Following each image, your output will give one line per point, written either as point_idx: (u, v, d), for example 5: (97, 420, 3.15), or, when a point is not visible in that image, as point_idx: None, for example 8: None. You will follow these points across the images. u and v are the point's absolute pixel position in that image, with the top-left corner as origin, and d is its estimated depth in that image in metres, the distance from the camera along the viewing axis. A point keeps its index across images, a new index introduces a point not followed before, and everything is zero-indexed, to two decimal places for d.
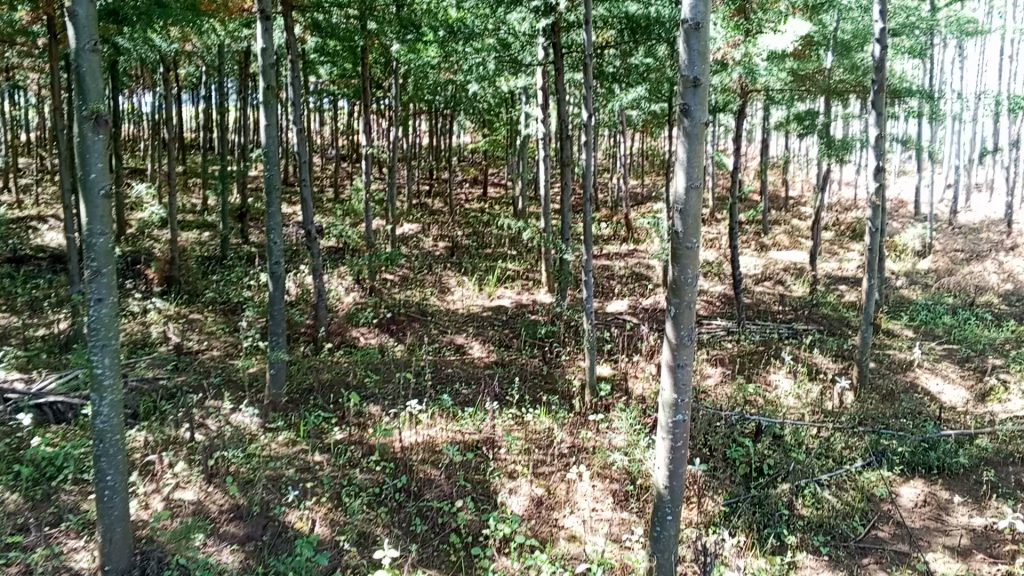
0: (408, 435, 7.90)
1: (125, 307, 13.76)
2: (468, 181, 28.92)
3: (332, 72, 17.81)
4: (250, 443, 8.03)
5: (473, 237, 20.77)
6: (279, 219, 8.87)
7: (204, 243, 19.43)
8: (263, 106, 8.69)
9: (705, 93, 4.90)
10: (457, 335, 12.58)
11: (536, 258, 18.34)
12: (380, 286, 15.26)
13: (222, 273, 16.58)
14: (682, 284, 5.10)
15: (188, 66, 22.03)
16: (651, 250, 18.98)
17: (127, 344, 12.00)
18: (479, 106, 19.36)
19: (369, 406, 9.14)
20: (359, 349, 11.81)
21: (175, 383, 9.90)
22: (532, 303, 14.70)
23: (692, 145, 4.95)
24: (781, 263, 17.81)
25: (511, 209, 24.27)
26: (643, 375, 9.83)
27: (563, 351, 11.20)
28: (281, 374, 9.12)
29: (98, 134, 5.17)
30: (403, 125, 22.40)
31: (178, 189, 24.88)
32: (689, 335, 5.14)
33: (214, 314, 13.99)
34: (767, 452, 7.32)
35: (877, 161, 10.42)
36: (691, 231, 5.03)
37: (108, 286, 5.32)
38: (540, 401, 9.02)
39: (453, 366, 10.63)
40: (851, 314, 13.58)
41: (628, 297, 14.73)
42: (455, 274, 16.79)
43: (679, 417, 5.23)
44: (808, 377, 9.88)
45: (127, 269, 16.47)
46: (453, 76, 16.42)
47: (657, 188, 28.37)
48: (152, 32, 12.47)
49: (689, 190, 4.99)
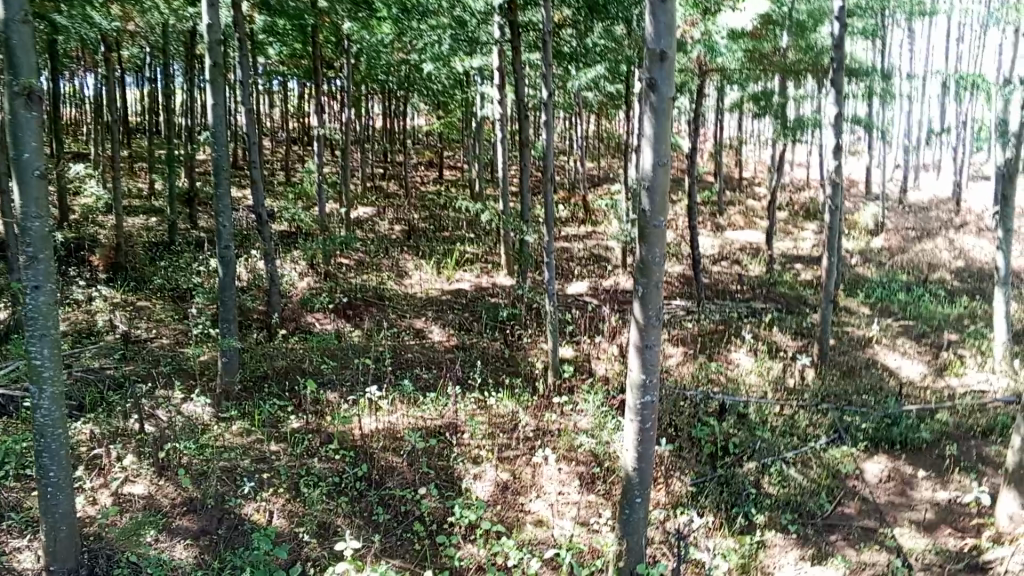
0: (369, 422, 7.70)
1: (69, 295, 13.26)
2: (423, 163, 28.59)
3: (282, 52, 17.34)
4: (203, 434, 7.76)
5: (430, 220, 20.53)
6: (229, 202, 8.55)
7: (151, 229, 18.86)
8: (210, 85, 8.32)
9: (671, 66, 4.76)
10: (416, 319, 12.37)
11: (494, 240, 18.16)
12: (336, 270, 14.96)
13: (171, 259, 16.09)
14: (650, 264, 4.97)
15: (131, 46, 21.29)
16: (609, 231, 18.94)
17: (72, 333, 11.56)
18: (433, 88, 19.06)
19: (328, 392, 8.91)
20: (315, 335, 11.55)
21: (123, 372, 9.55)
22: (492, 286, 14.55)
23: (659, 121, 4.81)
24: (738, 243, 17.91)
25: (467, 192, 24.05)
26: (606, 357, 9.75)
27: (524, 333, 11.06)
28: (234, 361, 8.83)
29: (32, 112, 4.84)
30: (355, 107, 21.97)
31: (123, 173, 24.12)
32: (657, 315, 5.02)
33: (163, 301, 13.56)
34: (733, 431, 7.28)
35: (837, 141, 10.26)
36: (658, 210, 4.90)
37: (46, 273, 5.03)
38: (502, 384, 8.88)
39: (412, 351, 10.43)
40: (808, 292, 13.70)
41: (588, 279, 14.65)
42: (412, 257, 16.55)
43: (648, 398, 5.11)
44: (768, 355, 9.91)
45: (70, 256, 15.89)
46: (407, 56, 16.08)
47: (612, 170, 28.37)
48: (92, 9, 11.96)
49: (657, 167, 4.86)
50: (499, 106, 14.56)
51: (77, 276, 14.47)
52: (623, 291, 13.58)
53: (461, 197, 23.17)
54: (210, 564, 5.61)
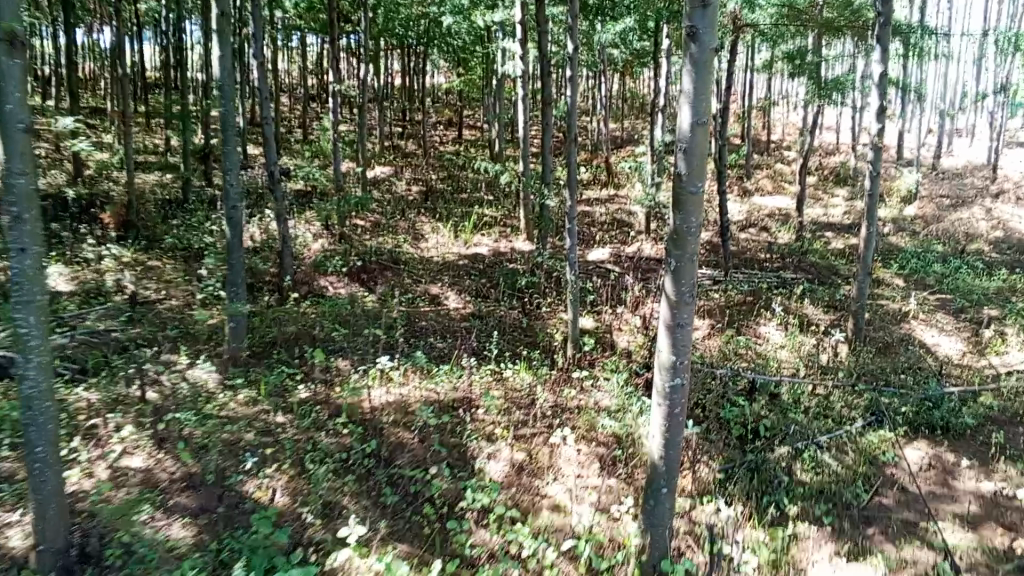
0: (378, 394, 7.34)
1: (79, 254, 12.98)
2: (442, 123, 28.08)
3: (298, 4, 16.80)
4: (207, 403, 7.45)
5: (449, 181, 20.07)
6: (236, 159, 8.12)
7: (165, 186, 18.53)
8: (216, 34, 7.86)
9: (715, 13, 4.25)
10: (431, 284, 12.00)
11: (514, 203, 17.72)
12: (351, 232, 14.58)
13: (184, 217, 15.77)
14: (684, 235, 4.49)
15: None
16: (632, 195, 18.40)
17: (79, 293, 11.27)
18: (454, 43, 18.48)
19: (338, 360, 8.57)
20: (328, 299, 11.21)
21: (128, 336, 9.27)
22: (510, 251, 14.13)
23: (700, 74, 4.31)
24: (765, 210, 17.31)
25: (487, 152, 23.56)
26: (628, 329, 9.34)
27: (543, 301, 10.66)
28: (241, 328, 8.49)
29: (14, 59, 4.40)
30: (373, 63, 21.43)
31: (138, 129, 23.81)
32: (690, 291, 4.57)
33: (174, 261, 13.27)
34: (763, 414, 6.88)
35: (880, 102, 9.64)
36: (696, 174, 4.41)
37: (31, 235, 4.61)
38: (520, 356, 8.50)
39: (427, 319, 10.06)
40: (840, 262, 13.17)
41: (610, 245, 14.18)
42: (429, 220, 16.13)
43: (677, 381, 4.69)
44: (799, 330, 9.47)
45: (82, 213, 15.62)
46: (426, 9, 15.50)
47: (636, 131, 27.69)
48: None
49: (695, 127, 4.37)
50: (521, 62, 13.99)
51: (88, 234, 14.19)
52: (647, 259, 13.11)
53: (480, 157, 22.66)
54: (209, 544, 5.26)
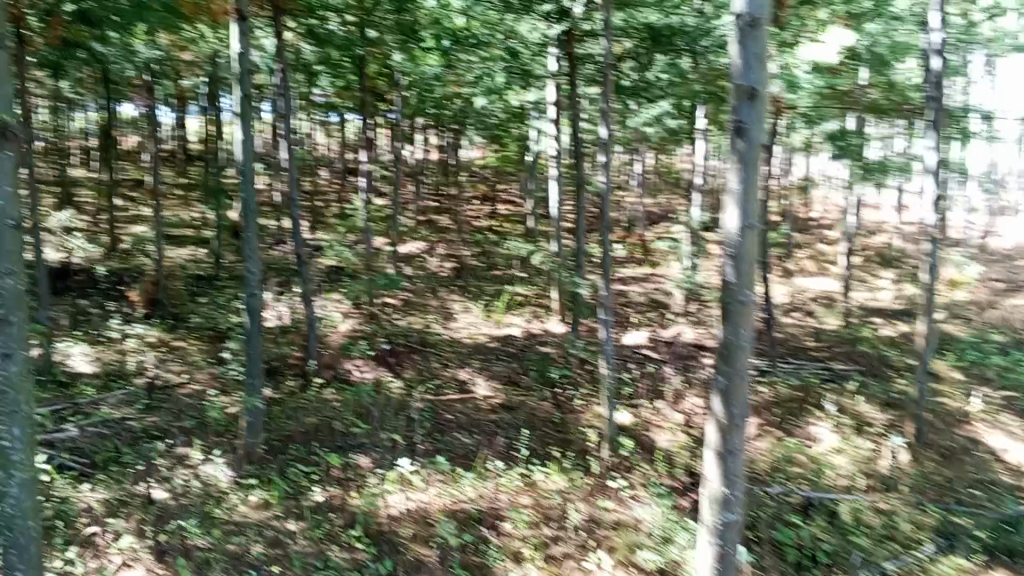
0: (398, 502, 6.79)
1: (104, 333, 12.75)
2: (477, 197, 28.06)
3: (334, 84, 16.88)
4: (218, 504, 6.95)
5: (482, 257, 19.79)
6: (257, 245, 7.81)
7: (199, 261, 18.45)
8: (240, 118, 7.65)
9: (763, 107, 3.81)
10: (461, 370, 11.53)
11: (548, 281, 17.33)
12: (380, 311, 14.22)
13: (212, 295, 15.57)
14: (733, 350, 3.94)
15: (186, 76, 21.14)
16: (669, 274, 17.89)
17: (99, 376, 10.95)
18: (489, 121, 18.42)
19: (357, 458, 8.05)
20: (353, 385, 10.77)
21: (143, 426, 8.88)
22: (543, 333, 13.66)
23: (748, 172, 3.83)
24: (808, 293, 16.68)
25: (521, 228, 23.38)
26: (668, 427, 8.78)
27: (577, 394, 10.09)
28: (258, 422, 8.06)
29: (6, 151, 4.13)
30: (409, 139, 21.48)
31: (176, 204, 24.03)
32: (742, 412, 4.02)
33: (199, 341, 12.98)
34: (822, 536, 6.23)
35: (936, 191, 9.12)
36: (746, 282, 3.88)
37: (19, 338, 4.23)
38: (551, 457, 7.92)
39: (453, 411, 9.54)
40: (891, 352, 12.53)
41: (647, 328, 13.64)
42: (460, 298, 15.77)
43: (729, 516, 4.12)
44: (855, 432, 8.96)
45: (110, 289, 15.50)
46: (460, 89, 15.44)
47: (672, 208, 27.36)
48: (134, 35, 11.56)
49: (744, 229, 3.85)
50: (555, 142, 13.74)
51: (114, 313, 14.00)
52: (686, 344, 12.54)
53: (514, 235, 22.39)
54: None
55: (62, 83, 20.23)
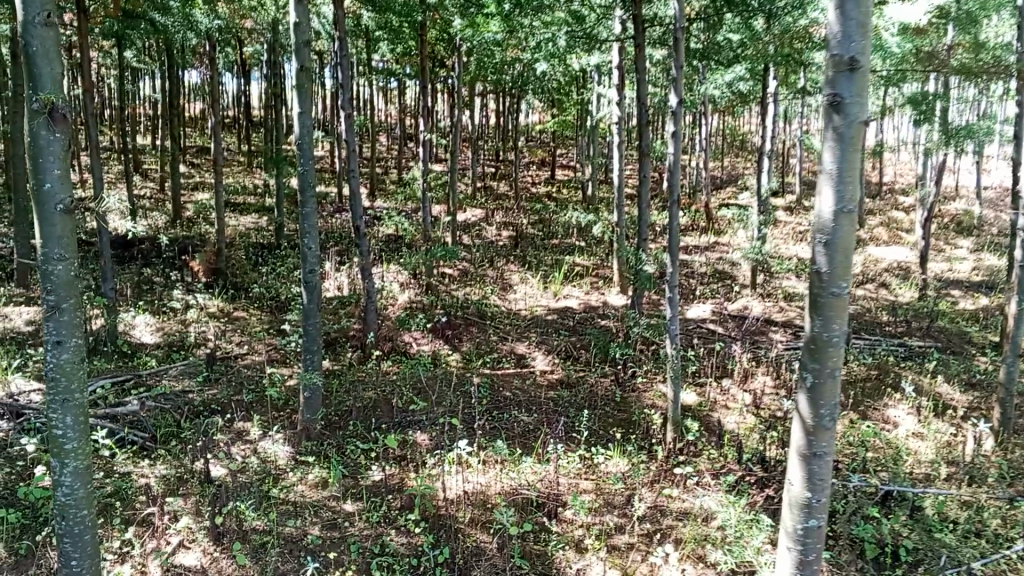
0: (455, 485, 6.62)
1: (167, 304, 12.89)
2: (535, 162, 27.71)
3: (394, 50, 16.65)
4: (275, 482, 6.90)
5: (540, 225, 19.50)
6: (315, 219, 7.64)
7: (260, 230, 18.58)
8: (297, 90, 7.42)
9: (865, 79, 3.44)
10: (518, 343, 11.31)
11: (608, 251, 16.97)
12: (437, 282, 14.06)
13: (272, 264, 15.66)
14: (824, 346, 3.67)
15: (247, 43, 21.16)
16: (734, 243, 17.33)
17: (162, 347, 11.08)
18: (548, 85, 18.09)
19: (415, 435, 7.91)
20: (411, 358, 10.66)
21: (203, 400, 8.92)
22: (604, 305, 13.35)
23: (845, 153, 3.50)
24: (882, 264, 15.99)
25: (581, 195, 23.00)
26: (735, 409, 8.45)
27: (639, 371, 9.77)
28: (317, 399, 7.99)
29: (55, 133, 3.89)
30: (468, 105, 21.17)
31: (239, 172, 24.26)
32: (832, 415, 3.75)
33: (259, 311, 13.04)
34: (903, 531, 5.84)
35: None
36: (839, 273, 3.59)
37: (70, 326, 4.13)
38: (613, 440, 7.65)
39: (512, 387, 9.33)
40: (973, 329, 11.88)
41: (711, 300, 13.20)
42: (519, 268, 15.55)
43: (813, 523, 3.89)
44: (934, 416, 8.46)
45: (173, 258, 15.70)
46: (521, 53, 15.07)
47: (737, 173, 26.61)
48: (194, 5, 11.48)
49: (840, 215, 3.55)
50: (618, 108, 13.31)
51: (177, 282, 14.16)
52: (752, 317, 12.09)
53: (573, 202, 21.98)
54: None
55: (127, 52, 20.44)
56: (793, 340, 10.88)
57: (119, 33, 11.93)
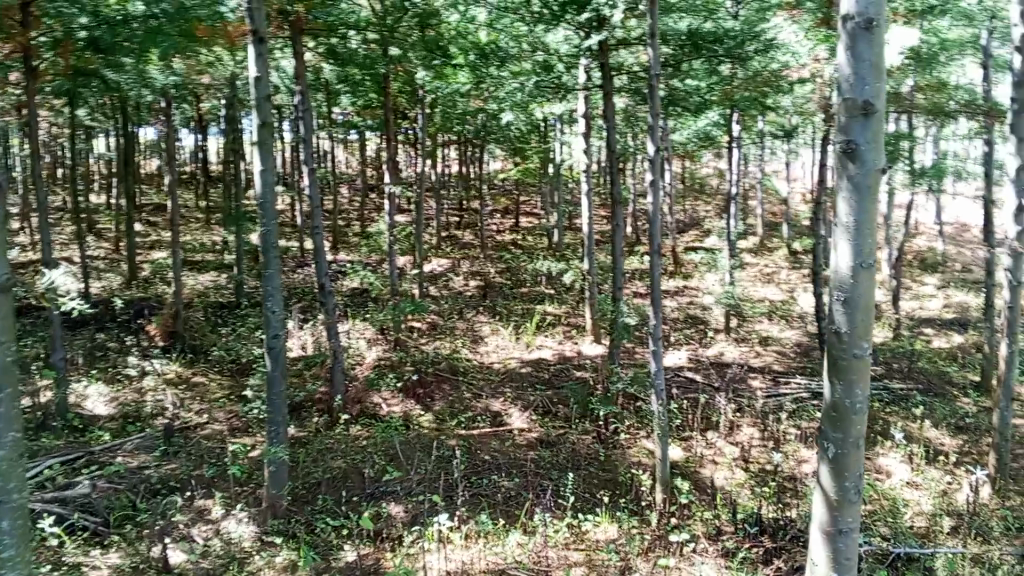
0: (436, 564, 6.14)
1: (122, 371, 12.29)
2: (499, 210, 27.60)
3: (355, 102, 16.41)
4: (241, 567, 6.37)
5: (507, 274, 19.23)
6: (279, 281, 7.21)
7: (219, 288, 18.05)
8: (258, 146, 7.04)
9: (881, 125, 3.20)
10: (493, 399, 10.90)
11: (578, 299, 16.73)
12: (406, 337, 13.61)
13: (233, 325, 15.13)
14: (847, 412, 3.35)
15: (204, 99, 20.84)
16: (704, 287, 17.21)
17: (117, 419, 10.48)
18: (511, 133, 18.09)
19: (390, 508, 7.45)
20: (382, 420, 10.20)
21: (161, 476, 8.37)
22: (578, 355, 13.04)
23: (863, 203, 3.22)
24: None
25: (547, 242, 22.86)
26: (723, 463, 8.13)
27: (621, 427, 9.41)
28: (283, 472, 7.49)
29: None
30: (431, 155, 20.97)
31: (197, 229, 23.75)
32: (857, 488, 3.42)
33: (220, 376, 12.48)
34: None
35: (1018, 200, 8.11)
36: (860, 333, 3.29)
37: None
38: (601, 504, 7.26)
39: (490, 448, 8.90)
40: (952, 368, 11.76)
41: (687, 346, 12.95)
42: (489, 319, 15.21)
43: None
44: (927, 462, 8.22)
45: (128, 321, 15.10)
46: (485, 103, 14.96)
47: (700, 216, 26.76)
48: (150, 62, 11.13)
49: (858, 271, 3.25)
50: (586, 155, 13.15)
51: (132, 347, 13.56)
52: (730, 363, 11.84)
53: (540, 251, 21.78)
54: None
55: (79, 111, 19.95)
56: (774, 386, 10.61)
57: (71, 91, 11.53)
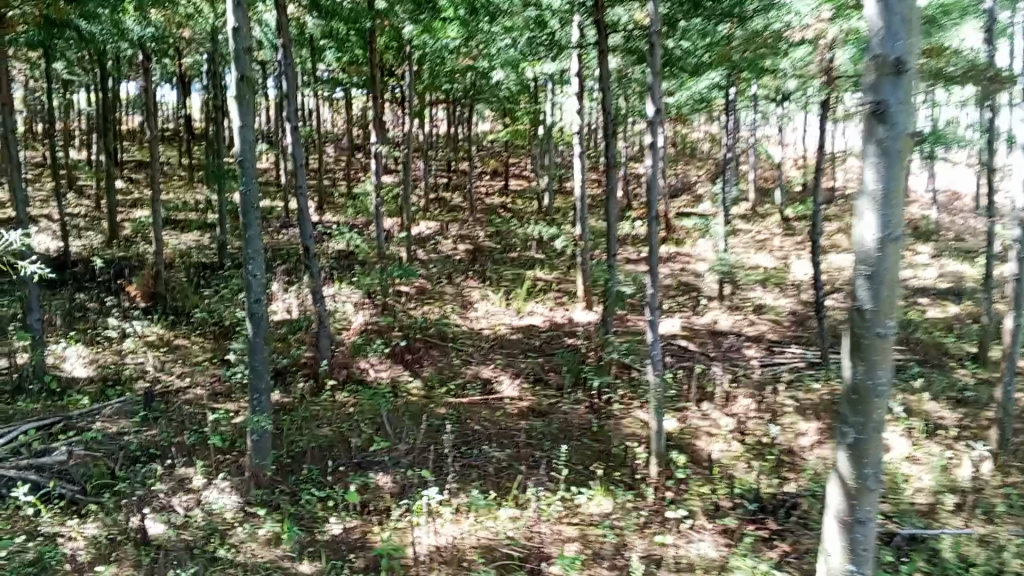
0: (425, 539, 5.93)
1: (102, 333, 11.98)
2: (488, 172, 27.19)
3: (341, 58, 15.93)
4: (223, 540, 6.15)
5: (497, 238, 18.91)
6: (260, 243, 6.89)
7: (203, 249, 17.66)
8: (237, 102, 6.68)
9: (913, 84, 2.93)
10: (483, 366, 10.67)
11: (569, 264, 16.46)
12: (393, 301, 13.33)
13: (217, 287, 14.79)
14: (869, 395, 3.11)
15: (186, 53, 20.24)
16: (696, 253, 16.98)
17: (95, 382, 10.18)
18: (500, 93, 17.66)
19: (377, 478, 7.25)
20: (368, 387, 9.96)
21: (141, 443, 8.11)
22: (569, 321, 12.80)
23: (892, 170, 2.95)
24: (845, 275, 15.82)
25: (536, 205, 22.52)
26: (719, 435, 7.96)
27: (614, 397, 9.21)
28: (267, 442, 7.24)
29: None
30: (419, 115, 20.49)
31: (180, 187, 23.24)
32: (877, 476, 3.19)
33: (203, 339, 12.18)
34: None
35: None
36: (884, 309, 3.03)
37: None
38: (595, 477, 7.07)
39: (480, 418, 8.68)
40: (949, 339, 11.61)
41: (680, 313, 12.74)
42: (478, 284, 14.94)
43: None
44: (926, 436, 8.07)
45: (108, 281, 14.74)
46: (475, 61, 14.53)
47: (692, 181, 26.44)
48: (126, 11, 10.66)
49: (885, 242, 2.98)
50: (578, 117, 12.77)
51: (112, 308, 13.22)
52: (724, 332, 11.64)
53: (529, 214, 21.43)
54: None
55: (56, 64, 19.33)
56: (770, 356, 10.43)
57: (44, 41, 11.05)
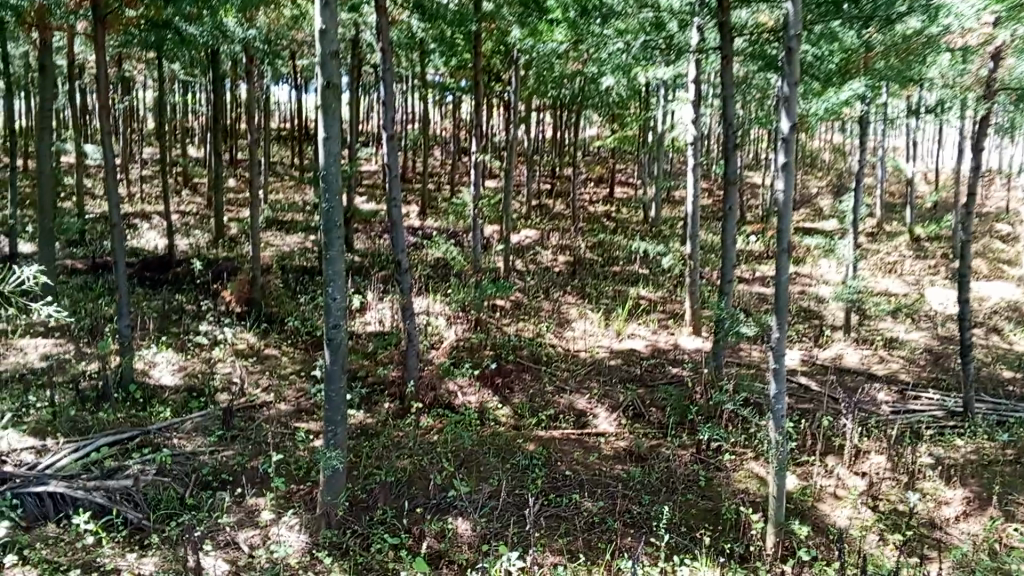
0: None
1: (193, 338, 11.80)
2: (593, 179, 26.33)
3: (447, 62, 15.51)
4: None
5: (599, 250, 18.07)
6: (341, 264, 6.25)
7: (303, 252, 17.54)
8: (322, 113, 6.05)
9: None
10: (579, 394, 9.90)
11: (675, 282, 15.48)
12: (488, 316, 12.71)
13: (311, 293, 14.56)
14: None
15: (297, 55, 20.28)
16: (817, 274, 15.68)
17: (181, 392, 9.93)
18: (609, 98, 16.87)
19: (456, 525, 6.64)
20: (455, 413, 9.35)
21: (216, 466, 7.69)
22: (674, 347, 11.87)
23: None
24: (987, 309, 14.20)
25: (642, 216, 21.54)
26: (848, 499, 6.98)
27: (724, 444, 8.31)
28: (340, 479, 6.64)
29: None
30: (525, 120, 19.88)
31: (287, 188, 23.38)
32: None
33: (292, 349, 11.88)
34: None
35: None
36: None
37: None
38: (701, 547, 6.26)
39: (573, 460, 7.97)
40: None
41: (799, 344, 11.60)
42: (577, 300, 14.17)
43: None
44: None
45: (207, 284, 14.70)
46: (583, 66, 13.81)
47: (811, 194, 24.82)
48: (228, 13, 10.42)
49: None
50: (693, 127, 11.84)
51: (207, 312, 13.09)
52: (848, 369, 10.50)
53: (635, 225, 20.50)
54: None
55: (172, 64, 19.64)
56: (903, 402, 9.27)
57: (150, 43, 10.94)
